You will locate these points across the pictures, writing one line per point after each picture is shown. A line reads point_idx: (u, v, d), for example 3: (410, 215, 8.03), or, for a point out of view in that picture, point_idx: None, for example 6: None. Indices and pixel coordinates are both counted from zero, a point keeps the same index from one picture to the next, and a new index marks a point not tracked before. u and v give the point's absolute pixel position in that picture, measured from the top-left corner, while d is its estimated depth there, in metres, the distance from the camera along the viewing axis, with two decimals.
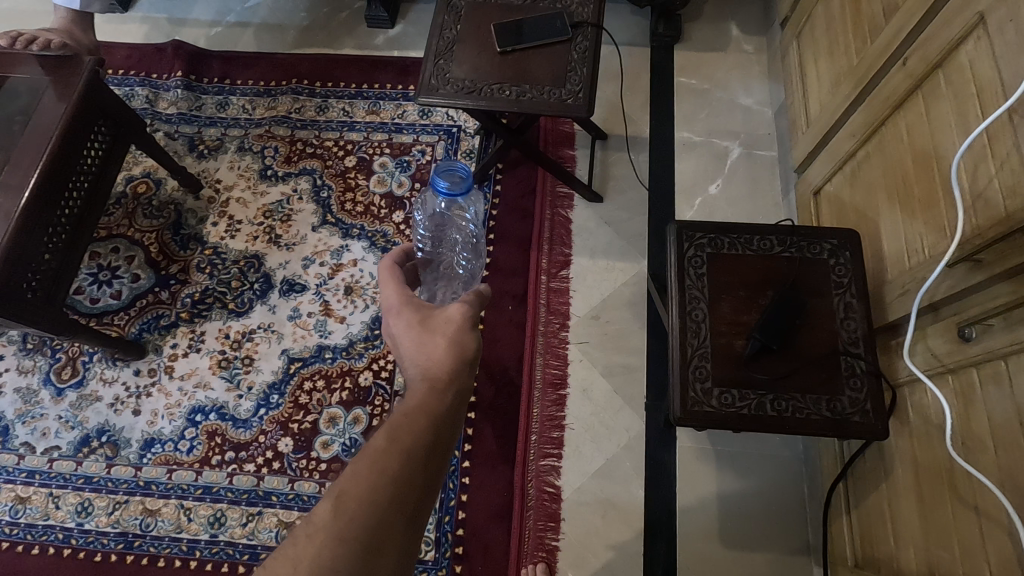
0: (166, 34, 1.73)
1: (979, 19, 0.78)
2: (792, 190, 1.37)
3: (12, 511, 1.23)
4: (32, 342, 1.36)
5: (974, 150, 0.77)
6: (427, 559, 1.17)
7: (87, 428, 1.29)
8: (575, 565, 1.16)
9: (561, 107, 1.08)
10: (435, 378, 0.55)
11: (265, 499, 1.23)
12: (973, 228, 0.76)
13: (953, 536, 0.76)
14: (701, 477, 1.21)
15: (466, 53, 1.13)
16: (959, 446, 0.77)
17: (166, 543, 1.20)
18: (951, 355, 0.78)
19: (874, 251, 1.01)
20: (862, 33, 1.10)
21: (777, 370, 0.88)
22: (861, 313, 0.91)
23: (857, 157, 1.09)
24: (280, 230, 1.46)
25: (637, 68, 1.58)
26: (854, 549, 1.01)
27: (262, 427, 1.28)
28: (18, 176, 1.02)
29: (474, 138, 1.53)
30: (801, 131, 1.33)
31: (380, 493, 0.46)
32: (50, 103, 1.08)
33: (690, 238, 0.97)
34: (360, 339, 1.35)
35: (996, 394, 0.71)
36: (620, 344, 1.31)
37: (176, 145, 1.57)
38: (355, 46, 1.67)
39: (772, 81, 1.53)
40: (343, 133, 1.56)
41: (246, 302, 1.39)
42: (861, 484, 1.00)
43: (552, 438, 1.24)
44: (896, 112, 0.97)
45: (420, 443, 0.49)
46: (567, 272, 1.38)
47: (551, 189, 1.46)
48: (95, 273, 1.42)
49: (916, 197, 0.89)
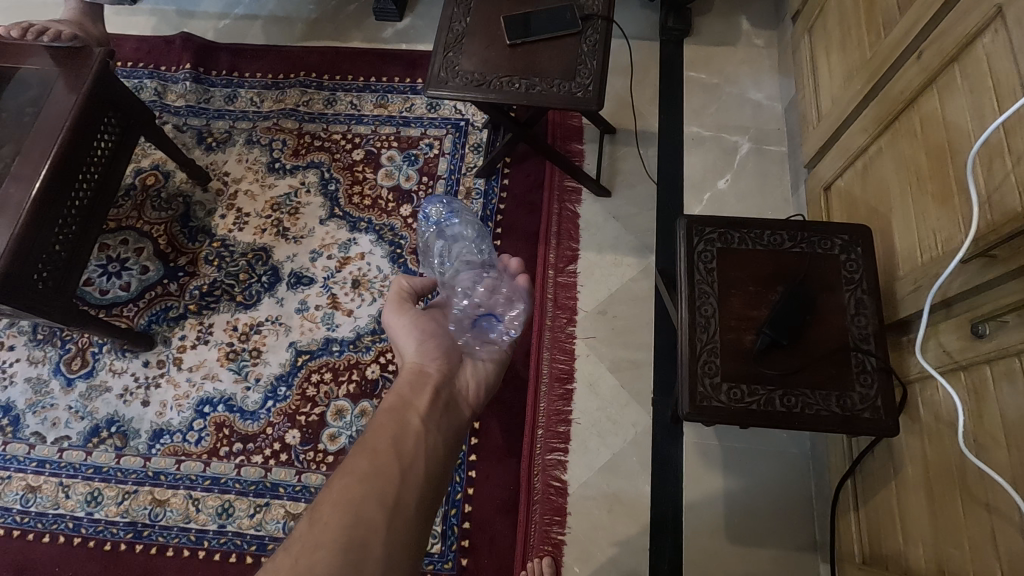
0: (175, 26, 1.73)
1: (996, 12, 0.76)
2: (802, 185, 1.36)
3: (23, 500, 1.24)
4: (41, 332, 1.37)
5: (990, 144, 0.77)
6: (433, 551, 1.17)
7: (97, 418, 1.30)
8: (581, 558, 1.16)
9: (571, 100, 1.07)
10: (394, 404, 0.76)
11: (273, 490, 1.24)
12: (988, 223, 0.75)
13: (964, 534, 0.76)
14: (708, 473, 1.20)
15: (475, 45, 1.13)
16: (971, 442, 0.76)
17: (174, 533, 1.21)
18: (963, 351, 0.78)
19: (886, 247, 1.00)
20: (876, 26, 1.09)
21: (787, 365, 0.88)
22: (872, 310, 0.90)
23: (869, 152, 1.08)
24: (288, 223, 1.46)
25: (646, 62, 1.57)
26: (861, 545, 1.00)
27: (269, 419, 1.29)
28: (30, 167, 1.03)
29: (482, 131, 1.53)
30: (811, 126, 1.32)
31: (354, 490, 0.63)
32: (61, 94, 1.09)
33: (700, 232, 0.96)
34: (368, 332, 1.35)
35: (1009, 390, 0.70)
36: (628, 339, 1.31)
37: (185, 137, 1.57)
38: (363, 39, 1.67)
39: (782, 76, 1.51)
40: (351, 126, 1.56)
41: (253, 295, 1.40)
42: (870, 481, 1.00)
43: (559, 433, 1.24)
44: (909, 107, 0.96)
45: (383, 445, 0.69)
46: (574, 267, 1.38)
47: (559, 183, 1.45)
48: (105, 265, 1.43)
49: (931, 191, 0.89)
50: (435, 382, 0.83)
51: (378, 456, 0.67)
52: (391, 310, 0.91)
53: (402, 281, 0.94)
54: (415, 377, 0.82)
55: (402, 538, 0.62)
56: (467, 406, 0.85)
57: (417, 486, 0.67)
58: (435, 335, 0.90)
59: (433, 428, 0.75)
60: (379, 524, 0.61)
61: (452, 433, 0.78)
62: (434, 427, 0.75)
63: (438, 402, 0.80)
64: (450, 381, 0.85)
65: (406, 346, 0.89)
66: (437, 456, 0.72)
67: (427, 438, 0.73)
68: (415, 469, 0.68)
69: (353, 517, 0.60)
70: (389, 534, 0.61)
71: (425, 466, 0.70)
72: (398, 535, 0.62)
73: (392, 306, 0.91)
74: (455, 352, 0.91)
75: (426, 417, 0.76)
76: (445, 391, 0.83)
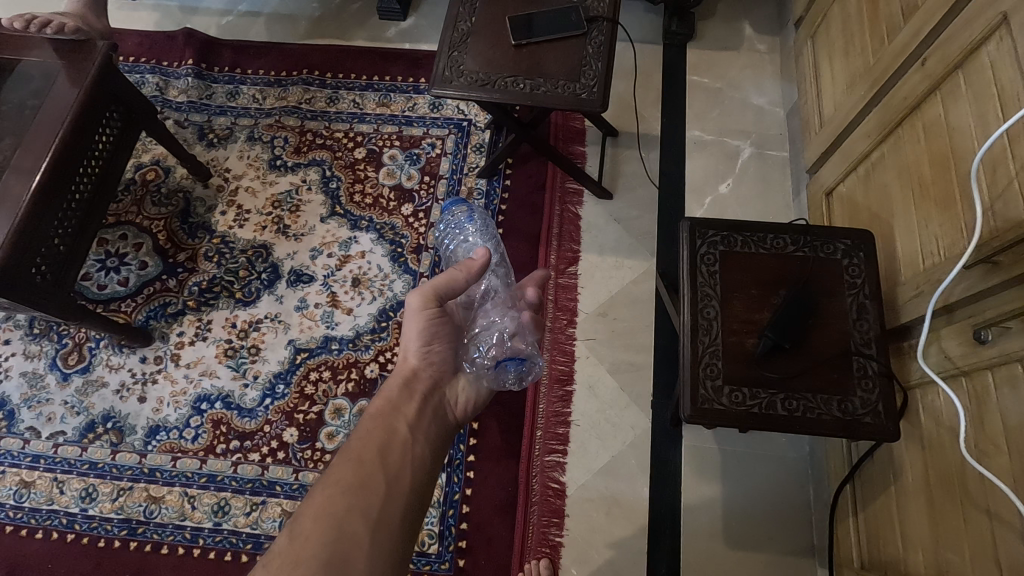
0: (178, 22, 1.72)
1: (1001, 19, 0.77)
2: (803, 190, 1.37)
3: (16, 495, 1.23)
4: (38, 327, 1.36)
5: (994, 152, 0.77)
6: (429, 552, 1.17)
7: (94, 413, 1.29)
8: (578, 561, 1.15)
9: (575, 101, 1.07)
10: (380, 412, 0.76)
11: (270, 488, 1.23)
12: (990, 230, 0.76)
13: (964, 540, 0.76)
14: (707, 478, 1.20)
15: (480, 45, 1.13)
16: (971, 448, 0.76)
17: (169, 530, 1.20)
18: (965, 357, 0.78)
19: (888, 252, 1.00)
20: (879, 33, 1.09)
21: (789, 369, 0.88)
22: (874, 315, 0.90)
23: (872, 158, 1.08)
24: (288, 221, 1.46)
25: (649, 66, 1.57)
26: (860, 550, 1.00)
27: (267, 417, 1.28)
28: (31, 159, 1.02)
29: (485, 131, 1.52)
30: (813, 132, 1.33)
31: (336, 503, 0.63)
32: (62, 87, 1.08)
33: (703, 234, 0.97)
34: (367, 331, 1.34)
35: (1011, 397, 0.70)
36: (628, 342, 1.31)
37: (186, 133, 1.57)
38: (366, 38, 1.67)
39: (785, 81, 1.52)
40: (353, 124, 1.55)
41: (253, 292, 1.39)
42: (869, 484, 1.00)
43: (558, 434, 1.24)
44: (913, 114, 0.96)
45: (366, 455, 0.69)
46: (575, 269, 1.37)
47: (561, 184, 1.45)
48: (104, 260, 1.42)
49: (933, 197, 0.89)
50: (423, 390, 0.83)
51: (363, 467, 0.68)
52: (420, 297, 0.85)
53: (456, 275, 0.85)
54: (406, 381, 0.82)
55: (386, 552, 0.62)
56: (453, 417, 0.85)
57: (404, 497, 0.67)
58: (440, 338, 0.88)
59: (420, 436, 0.75)
60: (361, 534, 0.62)
61: (439, 442, 0.78)
62: (420, 436, 0.75)
63: (425, 410, 0.80)
64: (439, 390, 0.85)
65: (411, 344, 0.86)
66: (423, 468, 0.72)
67: (415, 448, 0.73)
68: (402, 482, 0.68)
69: (336, 532, 0.61)
70: (373, 549, 0.61)
71: (412, 478, 0.70)
72: (385, 548, 0.62)
73: (424, 294, 0.84)
74: (453, 361, 0.89)
75: (413, 424, 0.76)
76: (433, 399, 0.83)
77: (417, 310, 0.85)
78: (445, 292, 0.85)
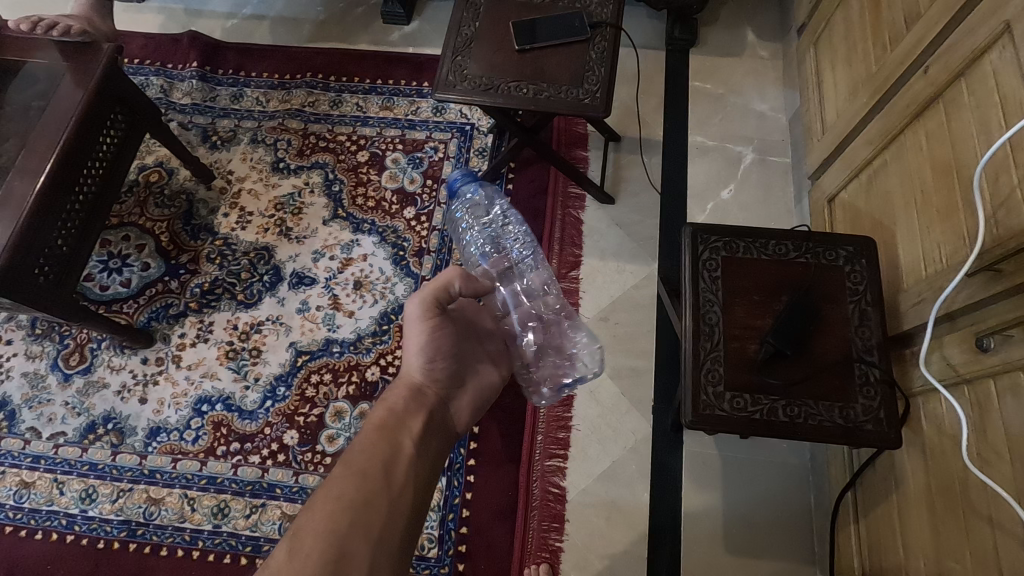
0: (182, 25, 1.73)
1: (1005, 28, 0.77)
2: (805, 197, 1.37)
3: (16, 496, 1.23)
4: (40, 327, 1.36)
5: (997, 159, 0.77)
6: (429, 556, 1.17)
7: (94, 414, 1.29)
8: (578, 566, 1.15)
9: (577, 107, 1.07)
10: (383, 423, 0.76)
11: (269, 491, 1.23)
12: (993, 238, 0.75)
13: (965, 548, 0.75)
14: (708, 484, 1.20)
15: (484, 49, 1.13)
16: (974, 456, 0.76)
17: (169, 532, 1.20)
18: (967, 365, 0.78)
19: (890, 259, 1.00)
20: (882, 41, 1.10)
21: (791, 376, 0.88)
22: (876, 322, 0.90)
23: (874, 165, 1.09)
24: (291, 223, 1.46)
25: (652, 71, 1.58)
26: (861, 557, 1.00)
27: (267, 420, 1.28)
28: (35, 161, 1.03)
29: (487, 136, 1.53)
30: (816, 138, 1.33)
31: (339, 520, 0.62)
32: (68, 88, 1.09)
33: (705, 241, 0.97)
34: (368, 334, 1.34)
35: (1013, 405, 0.70)
36: (628, 346, 1.31)
37: (190, 135, 1.57)
38: (370, 41, 1.67)
39: (787, 88, 1.52)
40: (356, 128, 1.56)
41: (255, 294, 1.39)
42: (871, 491, 1.00)
43: (558, 439, 1.24)
44: (915, 121, 0.97)
45: (369, 471, 0.68)
46: (576, 274, 1.37)
47: (563, 189, 1.46)
48: (106, 261, 1.42)
49: (935, 205, 0.89)
50: (430, 404, 0.83)
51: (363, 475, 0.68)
52: (420, 307, 0.85)
53: (453, 280, 0.85)
54: (413, 395, 0.82)
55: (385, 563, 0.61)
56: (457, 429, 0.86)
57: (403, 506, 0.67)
58: (446, 355, 0.87)
59: (423, 453, 0.75)
60: (362, 548, 0.61)
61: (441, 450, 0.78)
62: (423, 451, 0.76)
63: (430, 428, 0.80)
64: (445, 404, 0.85)
65: (412, 359, 0.85)
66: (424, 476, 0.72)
67: (415, 456, 0.73)
68: (402, 494, 0.68)
69: (336, 542, 0.60)
70: (372, 559, 0.61)
71: (411, 486, 0.70)
72: (386, 562, 0.62)
73: (425, 304, 0.84)
74: (457, 375, 0.88)
75: (417, 441, 0.76)
76: (439, 416, 0.83)
77: (415, 319, 0.85)
78: (445, 296, 0.86)
